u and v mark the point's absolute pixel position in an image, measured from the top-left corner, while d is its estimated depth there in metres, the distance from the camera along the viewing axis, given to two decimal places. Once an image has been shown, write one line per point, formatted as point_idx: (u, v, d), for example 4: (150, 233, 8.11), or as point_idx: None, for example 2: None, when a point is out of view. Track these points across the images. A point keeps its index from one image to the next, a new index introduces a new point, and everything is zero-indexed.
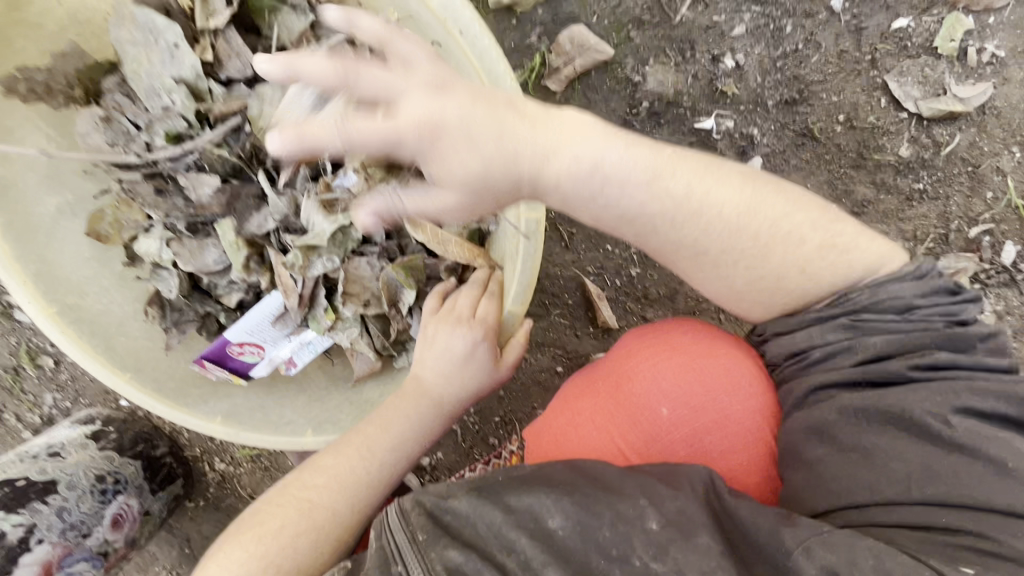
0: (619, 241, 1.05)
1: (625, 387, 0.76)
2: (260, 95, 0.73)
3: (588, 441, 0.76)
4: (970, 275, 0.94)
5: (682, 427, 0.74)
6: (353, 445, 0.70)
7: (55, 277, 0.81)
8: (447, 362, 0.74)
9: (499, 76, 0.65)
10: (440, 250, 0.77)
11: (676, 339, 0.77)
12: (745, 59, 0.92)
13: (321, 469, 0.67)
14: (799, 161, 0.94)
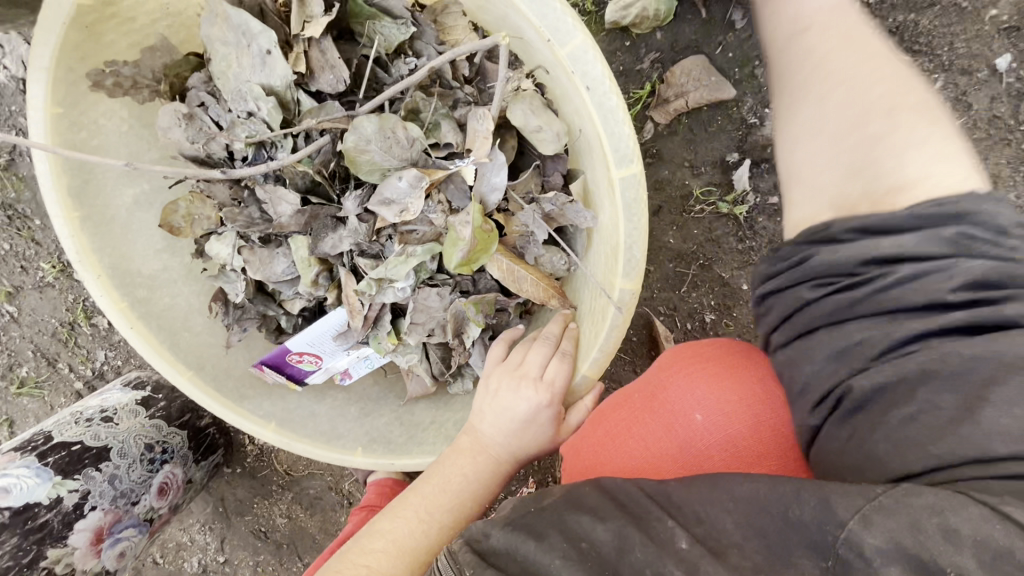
0: (698, 284, 0.98)
1: (659, 389, 0.70)
2: (354, 127, 0.66)
3: (607, 444, 0.69)
4: None
5: (720, 436, 0.66)
6: (412, 506, 0.66)
7: (127, 271, 0.79)
8: (510, 421, 0.71)
9: (621, 139, 0.57)
10: (515, 288, 0.75)
11: (706, 349, 0.72)
12: None
13: (382, 531, 0.64)
14: None
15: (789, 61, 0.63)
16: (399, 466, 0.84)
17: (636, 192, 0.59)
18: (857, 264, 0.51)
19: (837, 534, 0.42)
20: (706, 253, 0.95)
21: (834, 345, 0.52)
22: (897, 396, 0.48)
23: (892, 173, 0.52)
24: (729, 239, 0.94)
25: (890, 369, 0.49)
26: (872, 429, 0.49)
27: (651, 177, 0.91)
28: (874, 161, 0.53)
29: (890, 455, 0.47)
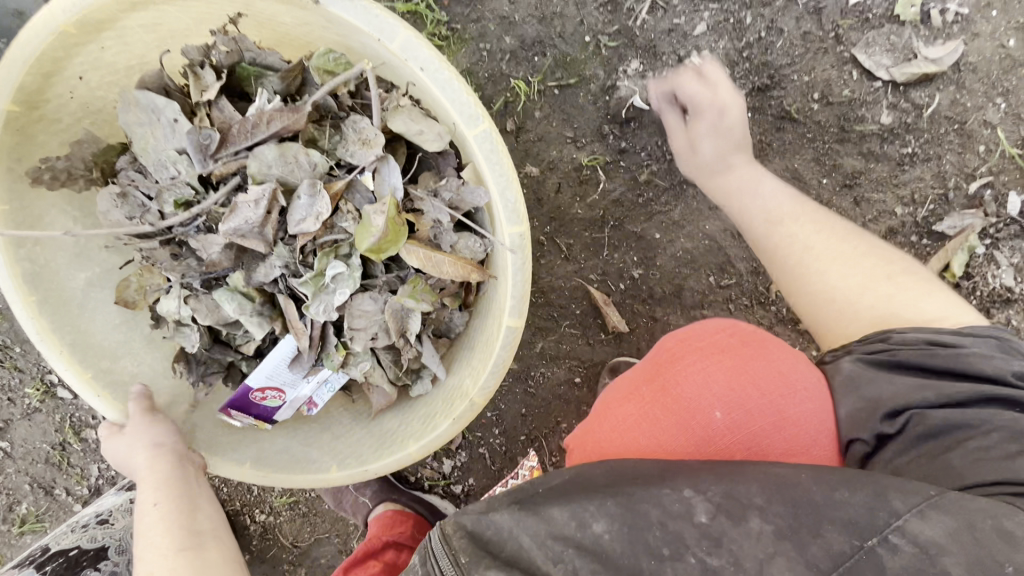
0: (616, 245, 1.06)
1: (679, 385, 0.71)
2: (255, 156, 0.78)
3: (621, 449, 0.70)
4: (979, 232, 0.96)
5: (738, 433, 0.68)
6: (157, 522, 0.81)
7: (90, 346, 0.86)
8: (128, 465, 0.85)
9: (464, 102, 0.71)
10: (434, 271, 0.82)
11: (720, 341, 0.73)
12: (711, 55, 0.95)
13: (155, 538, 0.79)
14: (781, 144, 0.97)
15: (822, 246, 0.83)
16: (374, 469, 0.88)
17: (492, 142, 0.72)
18: (928, 343, 0.68)
19: (891, 521, 0.52)
20: (616, 214, 1.04)
21: (922, 382, 0.65)
22: (962, 433, 0.61)
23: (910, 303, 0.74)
24: (629, 197, 1.03)
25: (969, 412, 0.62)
26: (945, 450, 0.61)
27: (545, 161, 1.02)
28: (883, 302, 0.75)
29: (966, 469, 0.59)
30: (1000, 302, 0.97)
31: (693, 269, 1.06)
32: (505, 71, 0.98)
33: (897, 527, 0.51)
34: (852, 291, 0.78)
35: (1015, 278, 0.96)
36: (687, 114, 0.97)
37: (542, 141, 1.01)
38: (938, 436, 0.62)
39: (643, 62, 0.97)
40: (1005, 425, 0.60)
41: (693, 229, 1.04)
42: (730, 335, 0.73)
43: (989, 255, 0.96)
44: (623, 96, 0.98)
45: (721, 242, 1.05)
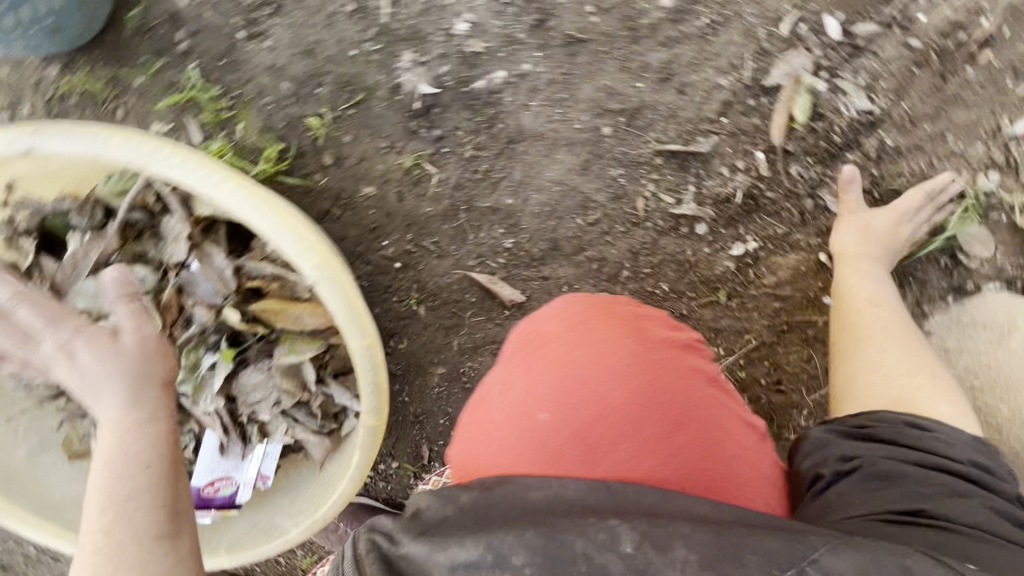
0: (478, 225, 1.07)
1: (552, 372, 0.69)
2: (79, 291, 0.83)
3: (505, 454, 0.67)
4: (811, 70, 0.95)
5: (569, 430, 0.66)
6: (104, 493, 0.58)
7: (51, 503, 0.92)
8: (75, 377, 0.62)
9: (195, 170, 0.71)
10: (300, 323, 0.90)
11: (543, 334, 0.72)
12: (475, 15, 0.93)
13: (99, 516, 0.57)
14: (581, 67, 0.96)
15: (868, 316, 0.91)
16: (321, 516, 0.89)
17: (244, 198, 0.72)
18: (905, 424, 0.72)
19: (808, 554, 0.51)
20: (462, 198, 1.05)
21: (891, 455, 0.69)
22: (904, 480, 0.66)
23: (931, 409, 0.79)
24: (469, 177, 1.03)
25: (931, 488, 0.65)
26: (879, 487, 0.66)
27: (376, 177, 1.03)
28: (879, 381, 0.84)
29: (898, 500, 0.64)
30: (866, 128, 0.96)
31: (558, 219, 1.05)
32: (297, 114, 0.97)
33: (814, 561, 0.50)
34: (891, 370, 0.85)
35: (869, 98, 0.94)
36: (483, 77, 0.96)
37: (361, 160, 1.01)
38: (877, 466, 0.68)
39: (415, 51, 0.94)
40: (944, 486, 0.65)
41: (542, 181, 1.03)
42: (589, 312, 0.73)
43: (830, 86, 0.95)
44: (415, 88, 0.96)
45: (575, 182, 1.03)
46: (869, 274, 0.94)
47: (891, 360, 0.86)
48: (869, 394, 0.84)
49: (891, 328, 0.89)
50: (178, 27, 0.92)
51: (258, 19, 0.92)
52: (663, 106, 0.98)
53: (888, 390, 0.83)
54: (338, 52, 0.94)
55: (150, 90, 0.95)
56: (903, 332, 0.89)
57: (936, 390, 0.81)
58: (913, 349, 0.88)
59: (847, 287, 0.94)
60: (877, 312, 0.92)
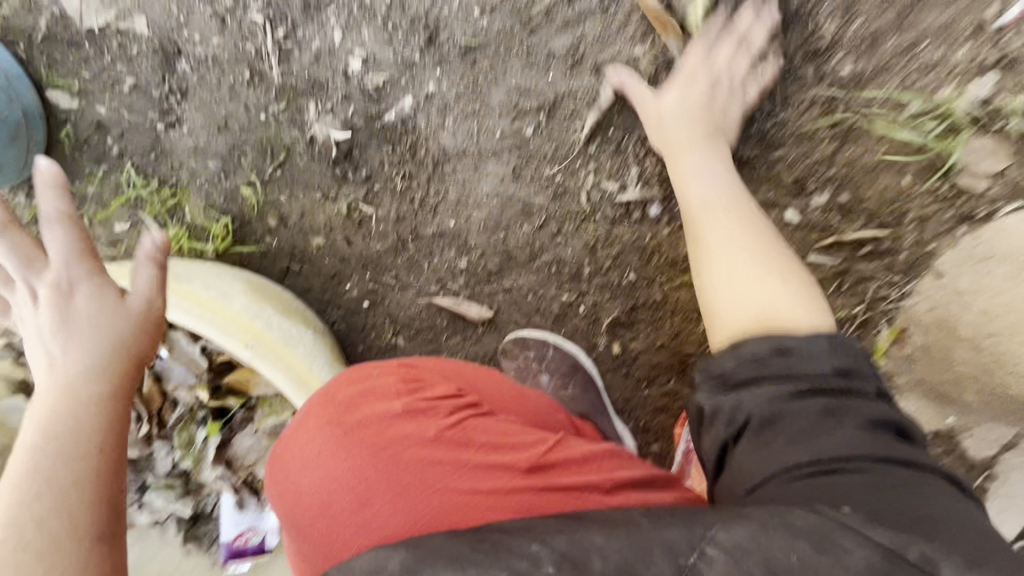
0: (429, 250, 1.05)
1: (362, 428, 0.73)
2: None
3: (316, 523, 0.69)
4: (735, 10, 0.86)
5: (383, 495, 0.68)
6: (31, 475, 0.53)
7: None
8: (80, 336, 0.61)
9: None
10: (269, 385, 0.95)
11: (342, 402, 0.77)
12: (365, 49, 0.91)
13: (31, 495, 0.51)
14: (484, 73, 0.91)
15: (710, 218, 0.82)
16: None
17: (181, 312, 0.85)
18: (772, 351, 0.64)
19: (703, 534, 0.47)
20: (406, 230, 1.04)
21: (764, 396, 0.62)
22: (781, 423, 0.59)
23: (789, 315, 0.70)
24: (406, 208, 1.02)
25: (797, 418, 0.59)
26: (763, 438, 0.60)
27: (321, 227, 1.04)
28: (773, 311, 0.71)
29: (782, 450, 0.58)
30: (812, 57, 0.84)
31: (505, 229, 1.02)
32: (232, 187, 1.00)
33: (709, 539, 0.46)
34: (718, 278, 0.79)
35: (810, 24, 0.83)
36: (392, 108, 0.94)
37: (303, 214, 1.03)
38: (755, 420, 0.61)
39: (319, 101, 0.94)
40: (809, 410, 0.59)
41: (478, 195, 1.00)
42: (399, 380, 0.80)
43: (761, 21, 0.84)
44: (330, 135, 0.96)
45: (512, 190, 0.98)
46: (697, 171, 0.84)
47: (757, 288, 0.75)
48: (718, 285, 0.79)
49: (747, 235, 0.79)
50: (106, 134, 0.97)
51: (169, 108, 0.95)
52: (581, 93, 0.91)
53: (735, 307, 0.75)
54: (246, 118, 0.95)
55: (101, 196, 1.01)
56: (756, 225, 0.81)
57: (783, 284, 0.74)
58: (727, 225, 0.81)
59: (682, 194, 0.85)
60: (710, 213, 0.82)
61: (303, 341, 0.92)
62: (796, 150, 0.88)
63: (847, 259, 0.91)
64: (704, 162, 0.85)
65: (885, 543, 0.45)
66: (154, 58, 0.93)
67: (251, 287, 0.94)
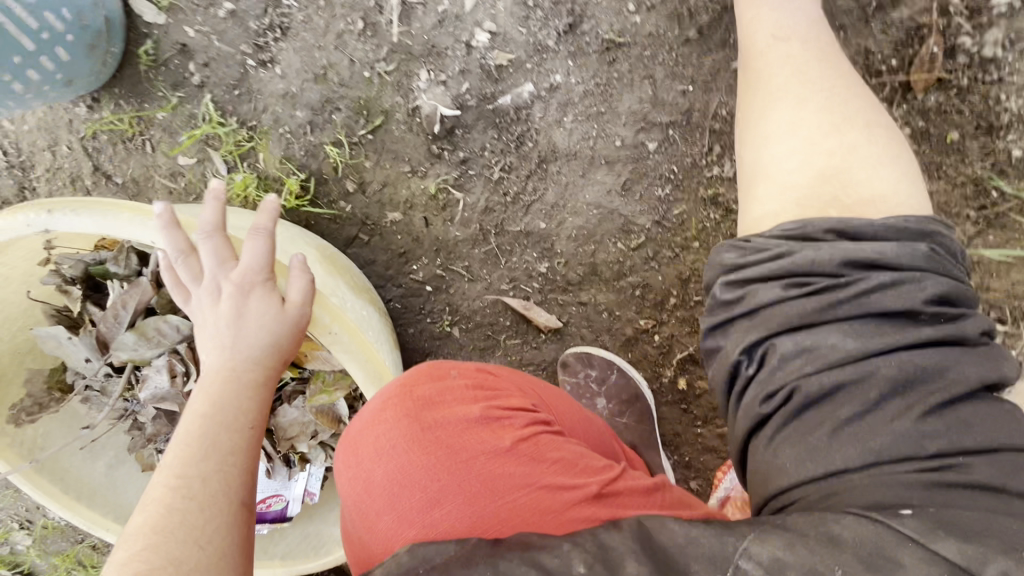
0: (510, 247, 0.99)
1: (437, 428, 0.64)
2: (119, 346, 0.85)
3: (377, 519, 0.61)
4: (945, 56, 0.75)
5: (457, 497, 0.59)
6: (200, 435, 0.61)
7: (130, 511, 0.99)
8: (220, 327, 0.65)
9: None
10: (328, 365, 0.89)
11: (417, 395, 0.67)
12: (497, 24, 0.83)
13: (197, 459, 0.59)
14: (619, 75, 0.84)
15: (778, 68, 0.66)
16: None
17: None
18: (842, 263, 0.51)
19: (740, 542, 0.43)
20: (491, 222, 0.97)
21: (821, 355, 0.51)
22: (848, 394, 0.50)
23: (860, 184, 0.57)
24: (495, 200, 0.95)
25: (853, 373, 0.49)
26: (825, 425, 0.50)
27: (401, 202, 0.97)
28: (848, 163, 0.58)
29: (848, 442, 0.49)
30: (984, 130, 0.76)
31: (597, 242, 0.95)
32: (316, 142, 0.92)
33: (742, 550, 0.43)
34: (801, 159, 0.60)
35: (1009, 98, 0.74)
36: (509, 93, 0.86)
37: (385, 186, 0.95)
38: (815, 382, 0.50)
39: (431, 69, 0.85)
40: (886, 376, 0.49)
41: (574, 202, 0.93)
42: (475, 384, 0.69)
43: (966, 80, 0.75)
44: (432, 108, 0.87)
45: (613, 204, 0.92)
46: (779, 2, 0.70)
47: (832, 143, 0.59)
48: (768, 146, 0.62)
49: (827, 93, 0.62)
50: (189, 59, 0.88)
51: (265, 43, 0.86)
52: (715, 115, 0.85)
53: (776, 166, 0.61)
54: (350, 74, 0.86)
55: (170, 124, 0.93)
56: (830, 65, 0.65)
57: (884, 163, 0.58)
58: (830, 94, 0.63)
59: (753, 32, 0.71)
60: (774, 56, 0.68)
61: (373, 328, 0.84)
62: (936, 225, 0.80)
63: None
64: (794, 1, 0.70)
65: (955, 559, 0.40)
66: None
67: (321, 260, 0.85)
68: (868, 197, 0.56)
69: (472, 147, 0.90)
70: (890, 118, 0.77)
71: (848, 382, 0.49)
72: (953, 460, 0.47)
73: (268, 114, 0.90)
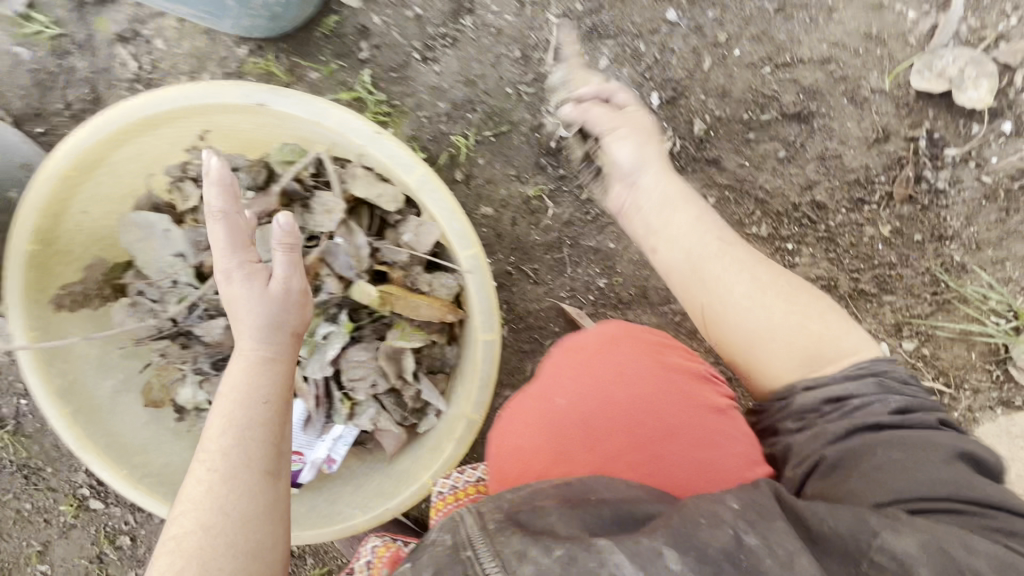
0: (577, 260, 1.15)
1: (672, 374, 0.75)
2: None
3: (599, 438, 0.71)
4: (918, 180, 1.07)
5: (671, 438, 0.71)
6: (223, 413, 0.67)
7: (122, 443, 0.93)
8: (249, 305, 0.69)
9: (395, 152, 0.83)
10: (414, 314, 0.94)
11: (655, 341, 0.78)
12: (618, 82, 1.08)
13: (221, 437, 0.66)
14: (698, 141, 1.09)
15: (716, 265, 0.80)
16: (392, 507, 0.92)
17: (430, 183, 0.85)
18: (820, 386, 0.70)
19: (872, 539, 0.51)
20: (569, 234, 1.14)
21: (825, 430, 0.67)
22: (861, 454, 0.63)
23: (825, 337, 0.74)
24: (577, 217, 1.13)
25: (854, 440, 0.65)
26: (853, 477, 0.62)
27: (497, 201, 1.12)
28: (807, 326, 0.75)
29: (880, 485, 0.60)
30: (939, 238, 1.07)
31: (651, 269, 1.14)
32: (445, 132, 1.08)
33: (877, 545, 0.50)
34: (765, 333, 0.75)
35: (956, 219, 1.07)
36: None
37: (488, 183, 1.11)
38: (833, 451, 0.65)
39: None
40: (878, 437, 0.64)
41: None
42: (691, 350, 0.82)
43: (930, 201, 1.07)
44: (552, 130, 1.08)
45: None
46: (676, 211, 0.85)
47: (781, 317, 0.75)
48: (746, 329, 0.76)
49: (754, 280, 0.78)
50: (364, 38, 1.04)
51: (434, 46, 1.05)
52: (763, 188, 1.09)
53: (762, 336, 0.75)
54: (495, 87, 1.06)
55: (321, 85, 1.06)
56: (728, 254, 0.81)
57: (818, 317, 0.76)
58: (759, 280, 0.79)
59: (666, 244, 0.84)
60: (698, 260, 0.81)
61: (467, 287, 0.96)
62: (903, 300, 1.09)
63: None
64: (694, 210, 0.86)
65: None
66: (448, 5, 1.04)
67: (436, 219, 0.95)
68: (845, 355, 0.72)
69: (573, 169, 1.10)
70: (876, 216, 1.08)
71: (861, 448, 0.64)
72: (983, 498, 0.58)
73: (417, 102, 1.07)
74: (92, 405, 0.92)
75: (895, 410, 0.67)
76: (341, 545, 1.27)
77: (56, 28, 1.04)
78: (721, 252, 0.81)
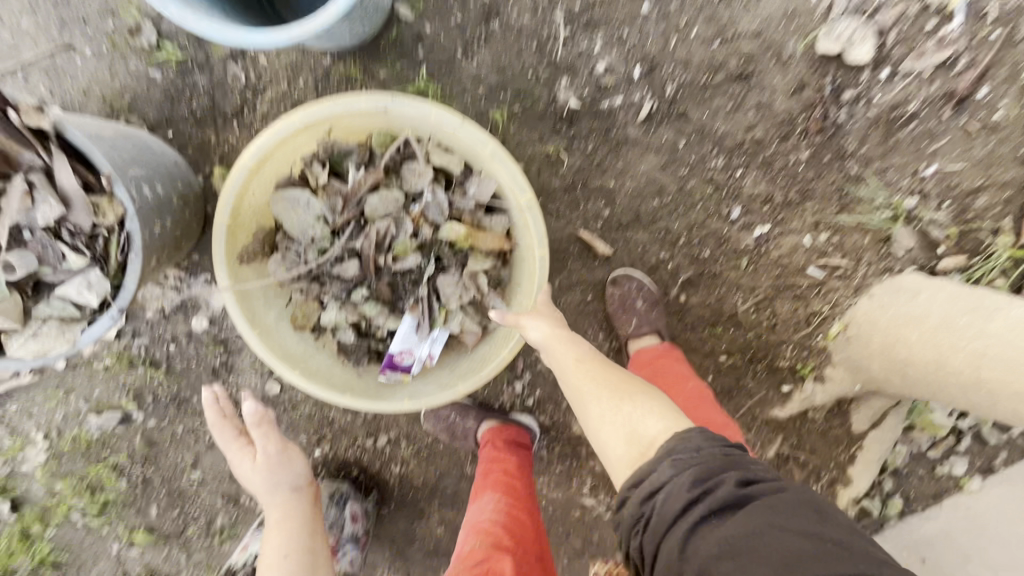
0: (588, 197, 1.54)
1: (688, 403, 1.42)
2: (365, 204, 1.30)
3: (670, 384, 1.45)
4: (826, 117, 1.49)
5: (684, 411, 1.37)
6: (272, 526, 1.20)
7: (288, 353, 1.31)
8: (259, 470, 1.22)
9: (472, 131, 1.22)
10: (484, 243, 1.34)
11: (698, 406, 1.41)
12: (609, 61, 1.45)
13: (270, 540, 1.17)
14: (670, 100, 1.48)
15: (603, 379, 1.11)
16: (485, 374, 1.32)
17: (500, 152, 1.23)
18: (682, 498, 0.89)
19: None
20: (580, 178, 1.53)
21: (693, 536, 0.86)
22: (719, 551, 0.83)
23: (648, 433, 1.00)
24: (586, 164, 1.52)
25: (708, 534, 0.85)
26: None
27: (525, 158, 1.51)
28: (637, 424, 1.02)
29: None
30: (842, 158, 1.51)
31: (641, 198, 1.54)
32: (484, 109, 1.46)
33: None
34: (619, 438, 1.03)
35: (853, 143, 1.50)
36: (608, 100, 1.48)
37: (518, 146, 1.50)
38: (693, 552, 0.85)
39: (569, 78, 1.45)
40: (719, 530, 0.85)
41: (633, 172, 1.52)
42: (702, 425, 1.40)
43: (835, 131, 1.50)
44: (564, 101, 1.47)
45: (655, 175, 1.53)
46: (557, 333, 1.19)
47: (634, 416, 1.04)
48: (607, 436, 1.04)
49: (621, 396, 1.07)
50: (420, 43, 1.40)
51: (472, 45, 1.41)
52: (717, 133, 1.51)
53: (610, 431, 1.04)
54: (518, 73, 1.44)
55: (388, 81, 1.41)
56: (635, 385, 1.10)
57: (636, 409, 1.04)
58: (642, 396, 1.07)
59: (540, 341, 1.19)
60: (585, 373, 1.12)
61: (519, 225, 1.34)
62: (819, 206, 1.54)
63: (826, 276, 1.56)
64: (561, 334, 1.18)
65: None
66: (479, 12, 1.40)
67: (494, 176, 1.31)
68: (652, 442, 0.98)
69: (580, 129, 1.49)
70: (799, 145, 1.51)
71: (708, 540, 0.85)
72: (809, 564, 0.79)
73: (462, 88, 1.44)
74: (267, 326, 1.30)
75: (720, 497, 0.87)
76: (429, 426, 1.70)
77: (182, 54, 1.36)
78: (630, 377, 1.12)
